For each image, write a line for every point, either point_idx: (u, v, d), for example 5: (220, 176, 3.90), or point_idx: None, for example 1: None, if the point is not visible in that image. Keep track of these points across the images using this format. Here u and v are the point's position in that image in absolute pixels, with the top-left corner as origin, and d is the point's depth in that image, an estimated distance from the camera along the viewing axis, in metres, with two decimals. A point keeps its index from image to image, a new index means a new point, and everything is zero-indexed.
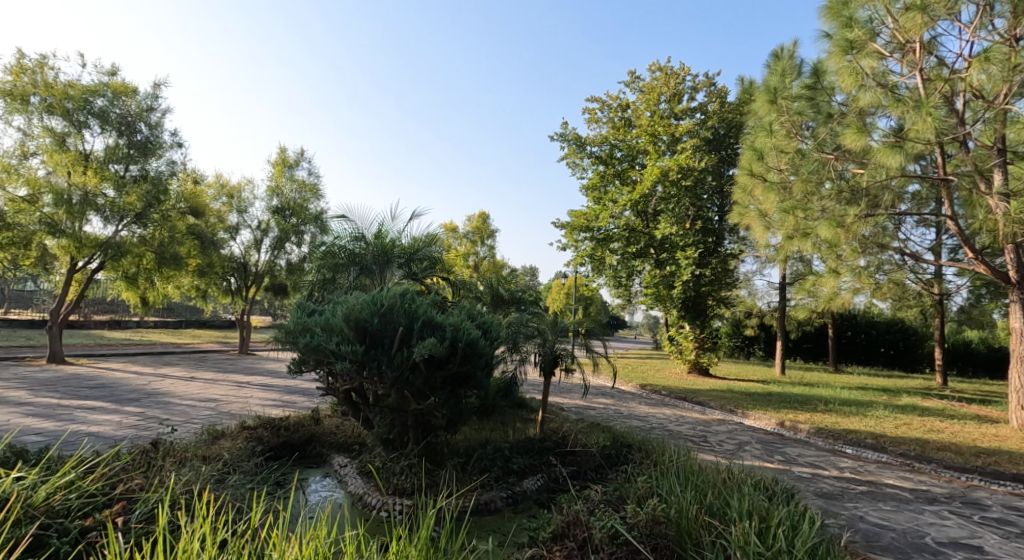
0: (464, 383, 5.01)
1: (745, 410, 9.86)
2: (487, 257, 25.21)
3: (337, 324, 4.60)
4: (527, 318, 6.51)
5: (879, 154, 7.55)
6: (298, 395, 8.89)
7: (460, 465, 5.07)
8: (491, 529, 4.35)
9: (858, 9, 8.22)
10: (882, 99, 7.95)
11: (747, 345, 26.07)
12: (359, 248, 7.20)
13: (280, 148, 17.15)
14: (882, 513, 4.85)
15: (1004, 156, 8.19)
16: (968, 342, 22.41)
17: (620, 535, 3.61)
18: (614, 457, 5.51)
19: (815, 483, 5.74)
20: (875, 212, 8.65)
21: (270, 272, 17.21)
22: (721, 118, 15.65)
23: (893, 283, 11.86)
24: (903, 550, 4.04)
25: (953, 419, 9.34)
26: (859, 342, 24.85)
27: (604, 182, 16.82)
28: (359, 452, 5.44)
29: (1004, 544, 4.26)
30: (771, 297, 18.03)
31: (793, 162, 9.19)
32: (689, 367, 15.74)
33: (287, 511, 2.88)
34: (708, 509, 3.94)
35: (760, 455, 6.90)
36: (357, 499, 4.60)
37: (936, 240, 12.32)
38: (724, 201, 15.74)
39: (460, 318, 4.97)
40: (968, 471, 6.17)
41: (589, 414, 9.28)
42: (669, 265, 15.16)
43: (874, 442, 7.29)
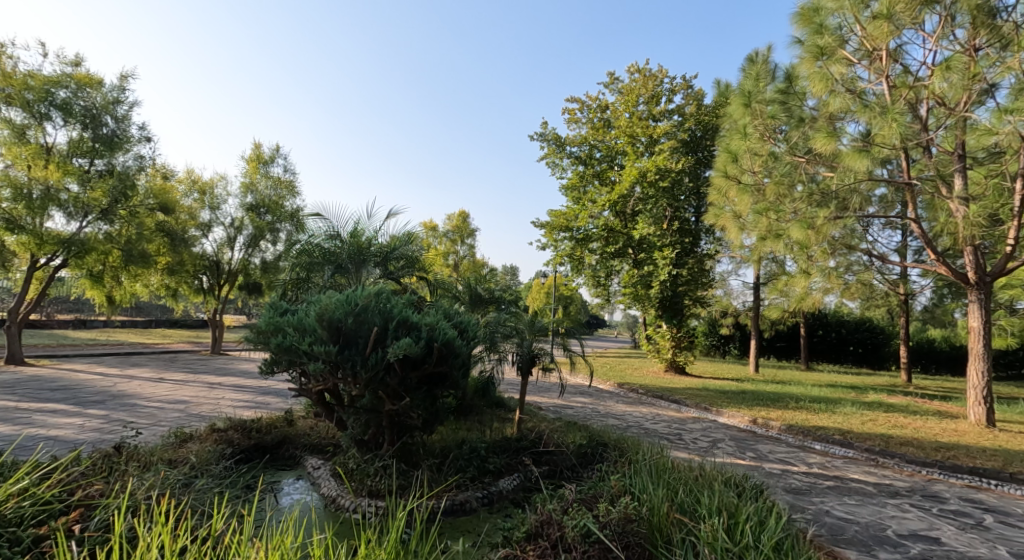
0: (440, 383, 4.99)
1: (719, 408, 10.02)
2: (467, 256, 25.13)
3: (310, 324, 4.53)
4: (505, 317, 6.50)
5: (847, 157, 7.76)
6: (272, 396, 8.76)
7: (435, 466, 5.05)
8: (464, 529, 4.36)
9: (828, 16, 8.45)
10: (851, 105, 8.15)
11: (722, 344, 26.52)
12: (334, 247, 7.12)
13: (254, 144, 16.85)
14: (847, 508, 4.99)
15: (964, 162, 8.49)
16: (931, 341, 23.17)
17: (592, 534, 3.63)
18: (589, 456, 5.56)
19: (784, 479, 5.88)
20: (845, 214, 8.79)
21: (244, 271, 16.88)
22: (698, 120, 15.87)
23: (861, 284, 12.18)
24: (865, 543, 4.16)
25: (916, 414, 9.64)
26: (829, 340, 25.48)
27: (584, 182, 16.93)
28: (333, 453, 5.38)
29: (960, 535, 4.41)
30: (746, 297, 18.37)
31: (766, 164, 9.42)
32: (666, 366, 15.96)
33: (252, 516, 2.83)
34: (680, 507, 4.01)
35: (732, 453, 7.03)
36: (330, 501, 4.55)
37: (902, 242, 12.69)
38: (701, 202, 15.91)
39: (436, 318, 4.95)
40: (929, 465, 6.37)
41: (565, 413, 9.34)
42: (646, 265, 15.32)
43: (841, 439, 7.48)
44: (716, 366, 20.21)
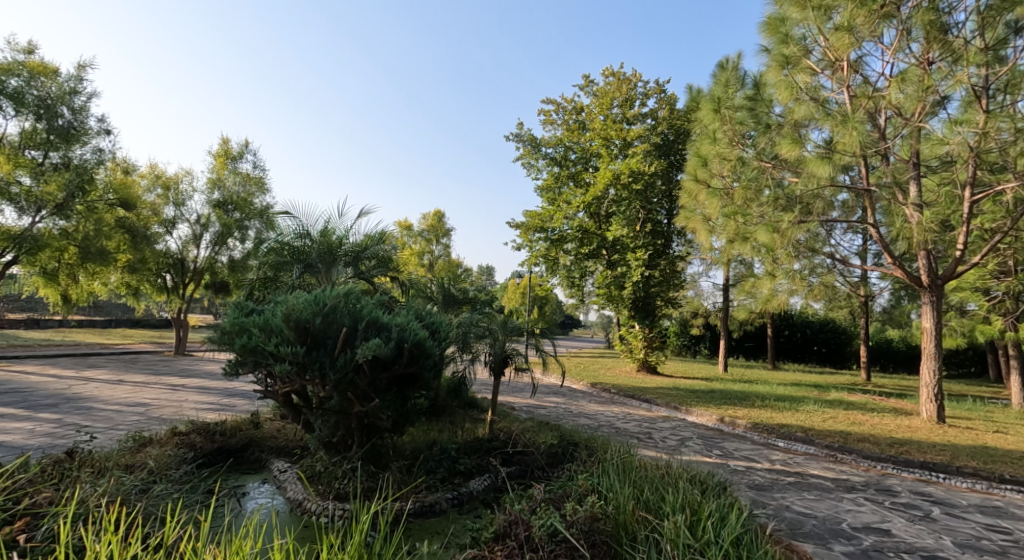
0: (411, 383, 4.96)
1: (689, 407, 10.22)
2: (442, 256, 25.00)
3: (277, 324, 4.46)
4: (477, 318, 6.48)
5: (810, 164, 8.01)
6: (238, 398, 8.58)
7: (405, 466, 5.03)
8: (433, 530, 4.34)
9: (793, 27, 8.68)
10: (815, 113, 8.42)
11: (693, 344, 27.02)
12: (304, 246, 7.00)
13: (221, 139, 16.48)
14: (806, 503, 5.15)
15: (919, 170, 8.85)
16: (890, 341, 24.05)
17: (559, 533, 3.65)
18: (559, 456, 5.62)
19: (748, 475, 6.04)
20: (808, 219, 9.05)
21: (211, 269, 16.44)
22: (670, 124, 16.15)
23: (825, 286, 12.54)
24: (822, 537, 4.31)
25: (874, 412, 9.99)
26: (795, 340, 26.22)
27: (558, 183, 17.06)
28: (301, 456, 5.30)
29: (910, 526, 4.61)
30: (716, 297, 18.78)
31: (735, 169, 9.66)
32: (638, 366, 16.19)
33: (208, 522, 2.79)
34: (645, 505, 4.09)
35: (699, 450, 7.19)
36: (296, 504, 4.49)
37: (863, 245, 13.13)
38: (673, 204, 16.16)
39: (407, 319, 4.94)
40: (884, 460, 6.61)
41: (538, 413, 9.37)
42: (619, 266, 15.52)
43: (804, 436, 7.71)
44: (688, 366, 20.50)
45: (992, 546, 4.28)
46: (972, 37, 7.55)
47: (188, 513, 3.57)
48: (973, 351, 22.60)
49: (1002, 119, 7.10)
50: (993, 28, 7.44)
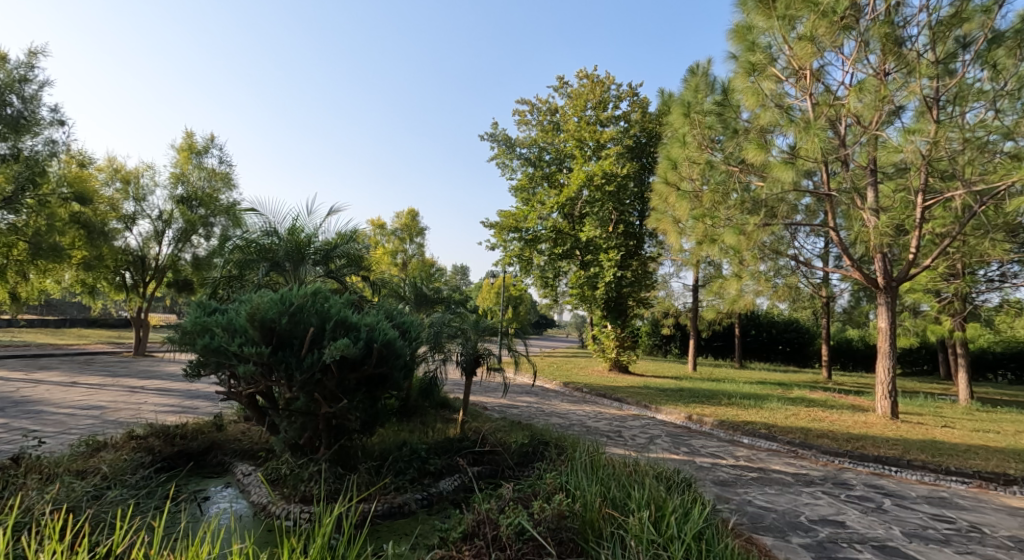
0: (380, 384, 4.90)
1: (658, 405, 10.39)
2: (415, 255, 24.80)
3: (241, 324, 4.37)
4: (449, 317, 6.47)
5: (775, 169, 8.23)
6: (201, 400, 8.37)
7: (374, 468, 4.98)
8: (401, 531, 4.31)
9: (759, 35, 8.88)
10: (779, 119, 8.66)
11: (663, 343, 27.46)
12: (271, 243, 6.84)
13: (186, 133, 16.00)
14: (768, 497, 5.30)
15: (876, 176, 9.19)
16: (849, 340, 24.89)
17: (526, 532, 3.70)
18: (529, 455, 5.65)
19: (713, 471, 6.18)
20: (773, 221, 9.34)
21: (173, 267, 15.96)
22: (642, 127, 16.40)
23: (789, 287, 12.91)
24: (781, 529, 4.44)
25: (834, 408, 10.35)
26: (761, 340, 26.91)
27: (533, 184, 17.10)
28: (266, 458, 5.21)
29: (862, 518, 4.79)
30: (686, 297, 19.17)
31: (704, 173, 9.83)
32: (610, 366, 16.37)
33: (161, 529, 2.72)
34: (611, 502, 4.15)
35: (667, 448, 7.32)
36: (260, 509, 4.40)
37: (825, 247, 13.56)
38: (645, 206, 16.37)
39: (377, 318, 4.88)
40: (842, 455, 6.84)
41: (510, 412, 9.39)
42: (592, 266, 15.69)
43: (767, 432, 7.92)
44: (663, 366, 20.61)
45: (937, 534, 4.48)
46: (924, 51, 7.86)
47: (142, 519, 3.47)
48: (926, 351, 23.56)
49: (952, 130, 7.47)
50: (944, 42, 7.78)
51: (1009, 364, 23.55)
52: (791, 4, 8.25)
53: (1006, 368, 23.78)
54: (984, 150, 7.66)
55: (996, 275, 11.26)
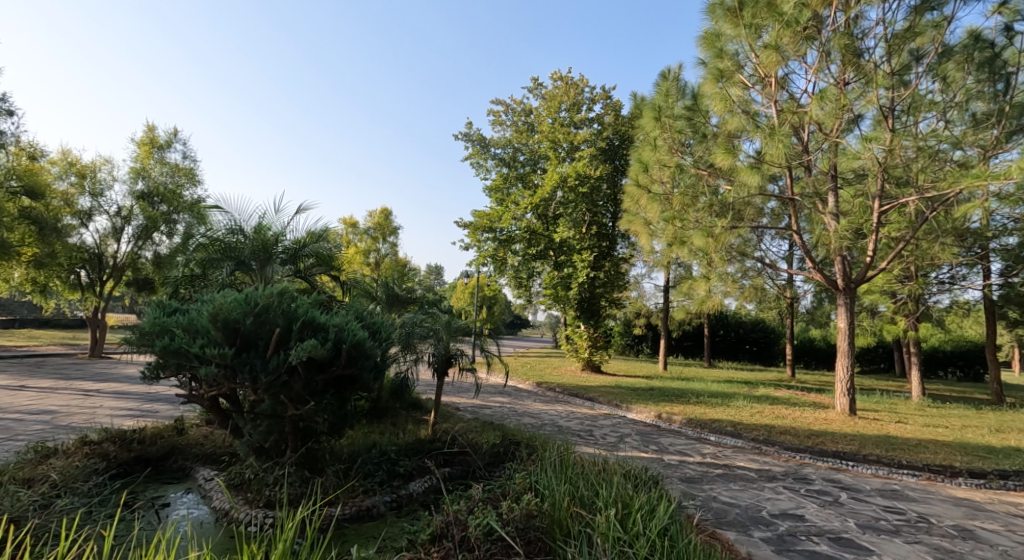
0: (350, 385, 4.84)
1: (629, 404, 10.53)
2: (389, 254, 24.55)
3: (202, 325, 4.27)
4: (421, 318, 6.44)
5: (742, 173, 8.43)
6: (161, 403, 8.12)
7: (342, 471, 4.91)
8: (369, 535, 4.26)
9: (727, 42, 9.07)
10: (746, 125, 8.88)
11: (635, 343, 27.83)
12: (237, 241, 6.66)
13: (147, 126, 15.53)
14: (731, 493, 5.42)
15: (837, 181, 9.49)
16: (812, 340, 25.63)
17: (494, 532, 3.70)
18: (501, 455, 5.66)
19: (680, 469, 6.29)
20: (739, 224, 9.58)
21: (132, 265, 15.46)
22: (615, 130, 16.64)
23: (755, 288, 13.24)
24: (743, 524, 4.56)
25: (797, 406, 10.64)
26: (729, 339, 27.50)
27: (507, 184, 17.03)
28: (229, 462, 5.09)
29: (820, 511, 4.95)
30: (657, 298, 19.47)
31: (674, 175, 9.99)
32: (583, 366, 16.50)
33: (111, 535, 2.65)
34: (580, 501, 4.18)
35: (637, 446, 7.43)
36: (221, 515, 4.30)
37: (790, 250, 13.95)
38: (617, 208, 16.58)
39: (346, 318, 4.80)
40: (803, 451, 7.04)
41: (482, 413, 9.39)
42: (566, 266, 15.79)
43: (732, 430, 8.11)
44: (637, 366, 20.79)
45: (889, 525, 4.66)
46: (881, 62, 8.13)
47: (91, 529, 3.37)
48: (883, 349, 24.41)
49: (906, 138, 7.82)
50: (898, 55, 8.01)
51: (959, 362, 24.56)
52: (757, 13, 8.44)
53: (955, 366, 24.79)
54: (935, 158, 7.96)
55: (947, 277, 11.77)
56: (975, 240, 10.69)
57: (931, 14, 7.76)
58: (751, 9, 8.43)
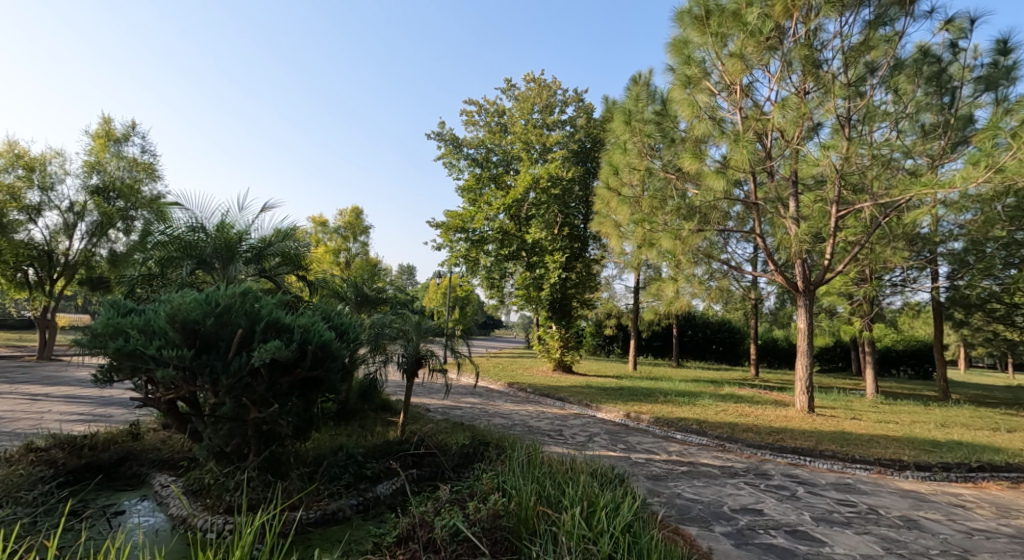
0: (316, 387, 4.78)
1: (598, 404, 10.64)
2: (359, 254, 24.21)
3: (160, 325, 4.15)
4: (391, 318, 6.38)
5: (708, 177, 8.63)
6: (116, 407, 7.85)
7: (307, 474, 4.82)
8: (334, 538, 4.19)
9: (695, 50, 9.16)
10: (713, 130, 9.09)
11: (606, 344, 28.17)
12: (197, 239, 6.45)
13: (103, 119, 14.97)
14: (695, 489, 5.54)
15: (797, 187, 9.80)
16: (775, 340, 26.39)
17: (461, 533, 3.69)
18: (470, 456, 5.65)
19: (646, 467, 6.39)
20: (705, 228, 9.79)
21: (86, 263, 14.89)
22: (587, 133, 16.99)
23: (721, 289, 13.57)
24: (705, 519, 4.66)
25: (760, 404, 10.93)
26: (697, 340, 28.07)
27: (480, 184, 16.72)
28: (188, 468, 4.95)
29: (778, 505, 5.10)
30: (627, 299, 19.73)
31: (643, 179, 10.13)
32: (555, 366, 16.59)
33: (51, 545, 2.54)
34: (546, 500, 4.20)
35: (605, 445, 7.52)
36: (179, 522, 4.17)
37: (754, 252, 14.34)
38: (589, 210, 16.77)
39: (312, 319, 4.71)
40: (764, 447, 7.24)
41: (453, 414, 9.36)
42: (538, 267, 15.86)
43: (697, 428, 8.28)
44: (607, 366, 21.02)
45: (842, 517, 4.83)
46: (839, 73, 8.42)
47: (32, 540, 3.24)
48: (841, 349, 25.29)
49: (861, 147, 8.13)
50: (855, 67, 8.30)
51: (909, 361, 25.64)
52: (723, 22, 8.67)
53: (906, 364, 25.86)
54: (889, 166, 8.32)
55: (899, 280, 12.29)
56: (925, 245, 11.20)
57: (884, 28, 8.10)
58: (717, 18, 8.64)
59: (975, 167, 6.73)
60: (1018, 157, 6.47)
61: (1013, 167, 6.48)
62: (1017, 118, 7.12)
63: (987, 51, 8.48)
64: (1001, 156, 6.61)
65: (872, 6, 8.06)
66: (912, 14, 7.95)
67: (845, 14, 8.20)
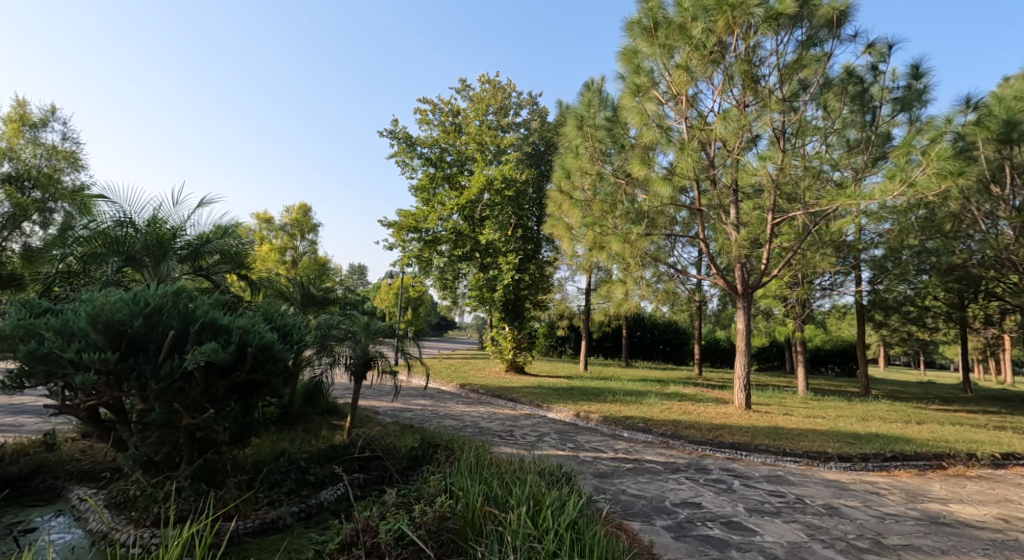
0: (255, 390, 4.64)
1: (549, 404, 10.78)
2: (308, 252, 23.37)
3: (79, 327, 3.90)
4: (339, 319, 6.29)
5: (655, 184, 8.88)
6: (30, 416, 7.32)
7: (244, 482, 4.66)
8: (272, 547, 4.07)
9: (643, 60, 9.45)
10: (660, 139, 9.42)
11: (559, 344, 28.57)
12: (125, 234, 6.08)
13: (18, 102, 13.94)
14: (639, 485, 5.72)
15: (738, 195, 10.24)
16: (717, 340, 27.49)
17: (406, 536, 3.67)
18: (420, 458, 5.64)
19: (594, 465, 6.55)
20: (653, 232, 10.12)
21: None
22: (541, 136, 17.41)
23: (668, 292, 14.02)
24: (647, 514, 4.83)
25: (702, 402, 11.36)
26: (645, 340, 28.86)
27: (434, 184, 16.66)
28: (110, 480, 4.70)
29: (716, 498, 5.34)
30: (579, 300, 20.05)
31: (594, 183, 10.32)
32: (507, 367, 16.64)
33: None
34: (493, 500, 4.25)
35: (554, 444, 7.63)
36: (99, 537, 3.95)
37: (699, 255, 14.91)
38: (542, 212, 16.98)
39: (252, 319, 4.56)
40: (704, 443, 7.53)
41: (403, 416, 9.28)
42: (491, 269, 15.90)
43: (643, 426, 8.53)
44: (559, 366, 21.29)
45: (773, 507, 5.12)
46: (775, 89, 8.90)
47: None
48: (776, 348, 26.58)
49: (794, 158, 8.76)
50: (789, 83, 8.80)
51: (836, 359, 27.30)
52: (670, 35, 8.94)
53: (833, 363, 27.50)
54: (819, 178, 8.96)
55: (828, 284, 13.09)
56: (851, 251, 11.99)
57: (815, 49, 8.58)
58: (665, 30, 8.91)
59: (892, 181, 7.29)
60: (927, 173, 7.00)
61: (923, 182, 7.01)
62: (927, 138, 7.72)
63: (904, 74, 9.10)
64: (913, 172, 7.15)
65: (805, 27, 8.53)
66: (839, 36, 8.47)
67: (780, 34, 8.64)
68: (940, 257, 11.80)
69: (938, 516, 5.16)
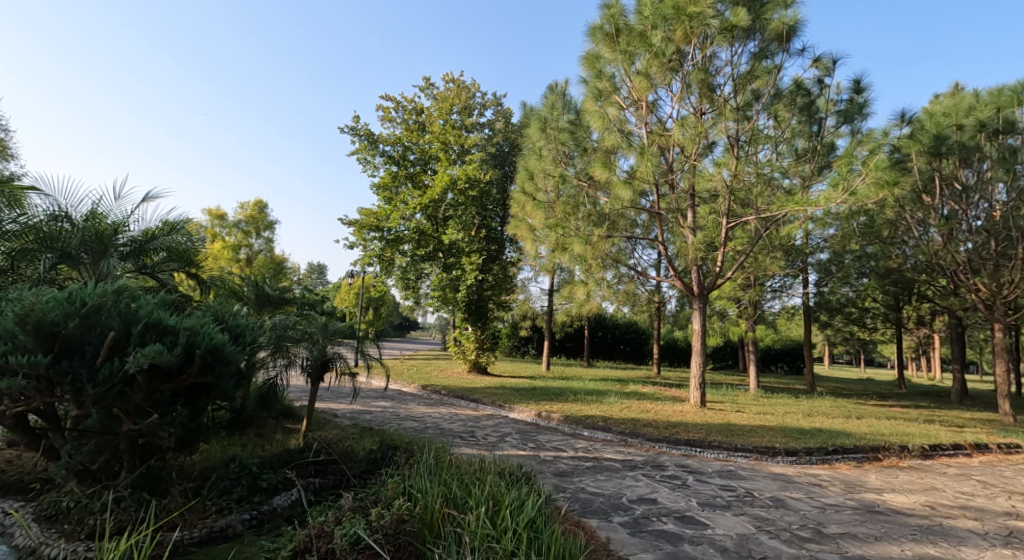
0: (204, 394, 4.47)
1: (511, 404, 10.78)
2: (263, 251, 22.67)
3: (7, 328, 3.65)
4: (295, 320, 6.11)
5: (616, 187, 9.00)
6: None
7: (191, 490, 4.47)
8: (219, 556, 3.91)
9: (605, 65, 9.54)
10: (621, 143, 9.56)
11: (522, 344, 28.66)
12: (60, 229, 5.76)
13: None
14: (597, 483, 5.79)
15: (695, 200, 10.48)
16: (676, 340, 28.11)
17: (362, 540, 3.61)
18: (378, 461, 5.54)
19: (554, 464, 6.58)
20: (613, 234, 10.26)
21: None
22: (504, 137, 17.42)
23: (629, 292, 14.25)
24: (605, 511, 4.88)
25: (660, 400, 11.58)
26: (606, 340, 29.25)
27: (396, 182, 16.46)
28: (42, 490, 4.43)
29: (670, 494, 5.45)
30: (543, 301, 20.15)
31: (557, 185, 10.37)
32: (469, 367, 16.57)
33: None
34: (452, 501, 4.20)
35: (515, 444, 7.63)
36: (26, 551, 3.71)
37: (658, 257, 15.19)
38: (506, 213, 16.98)
39: (200, 320, 4.38)
40: (661, 441, 7.68)
41: (362, 419, 9.12)
42: (454, 268, 15.80)
43: (603, 424, 8.63)
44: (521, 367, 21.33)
45: (724, 501, 5.25)
46: (730, 98, 9.12)
47: None
48: (731, 348, 27.39)
49: (747, 165, 9.05)
50: (743, 93, 9.04)
51: (785, 358, 28.36)
52: (631, 41, 9.08)
53: (783, 361, 28.55)
54: (769, 185, 9.29)
55: (778, 286, 13.56)
56: (801, 255, 12.45)
57: (766, 61, 8.89)
58: (626, 36, 9.04)
59: (835, 190, 7.59)
60: (866, 182, 7.33)
61: (863, 191, 7.34)
62: (867, 149, 8.06)
63: (848, 88, 9.52)
64: (854, 180, 7.45)
65: (757, 40, 8.79)
66: (788, 50, 8.77)
67: (734, 45, 8.90)
68: (879, 261, 12.60)
69: (873, 505, 5.40)
